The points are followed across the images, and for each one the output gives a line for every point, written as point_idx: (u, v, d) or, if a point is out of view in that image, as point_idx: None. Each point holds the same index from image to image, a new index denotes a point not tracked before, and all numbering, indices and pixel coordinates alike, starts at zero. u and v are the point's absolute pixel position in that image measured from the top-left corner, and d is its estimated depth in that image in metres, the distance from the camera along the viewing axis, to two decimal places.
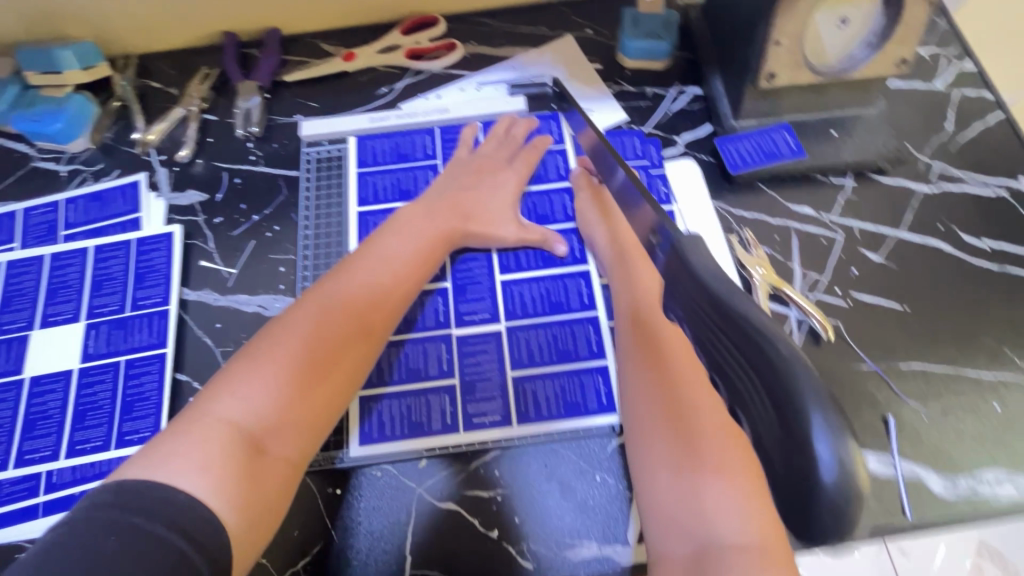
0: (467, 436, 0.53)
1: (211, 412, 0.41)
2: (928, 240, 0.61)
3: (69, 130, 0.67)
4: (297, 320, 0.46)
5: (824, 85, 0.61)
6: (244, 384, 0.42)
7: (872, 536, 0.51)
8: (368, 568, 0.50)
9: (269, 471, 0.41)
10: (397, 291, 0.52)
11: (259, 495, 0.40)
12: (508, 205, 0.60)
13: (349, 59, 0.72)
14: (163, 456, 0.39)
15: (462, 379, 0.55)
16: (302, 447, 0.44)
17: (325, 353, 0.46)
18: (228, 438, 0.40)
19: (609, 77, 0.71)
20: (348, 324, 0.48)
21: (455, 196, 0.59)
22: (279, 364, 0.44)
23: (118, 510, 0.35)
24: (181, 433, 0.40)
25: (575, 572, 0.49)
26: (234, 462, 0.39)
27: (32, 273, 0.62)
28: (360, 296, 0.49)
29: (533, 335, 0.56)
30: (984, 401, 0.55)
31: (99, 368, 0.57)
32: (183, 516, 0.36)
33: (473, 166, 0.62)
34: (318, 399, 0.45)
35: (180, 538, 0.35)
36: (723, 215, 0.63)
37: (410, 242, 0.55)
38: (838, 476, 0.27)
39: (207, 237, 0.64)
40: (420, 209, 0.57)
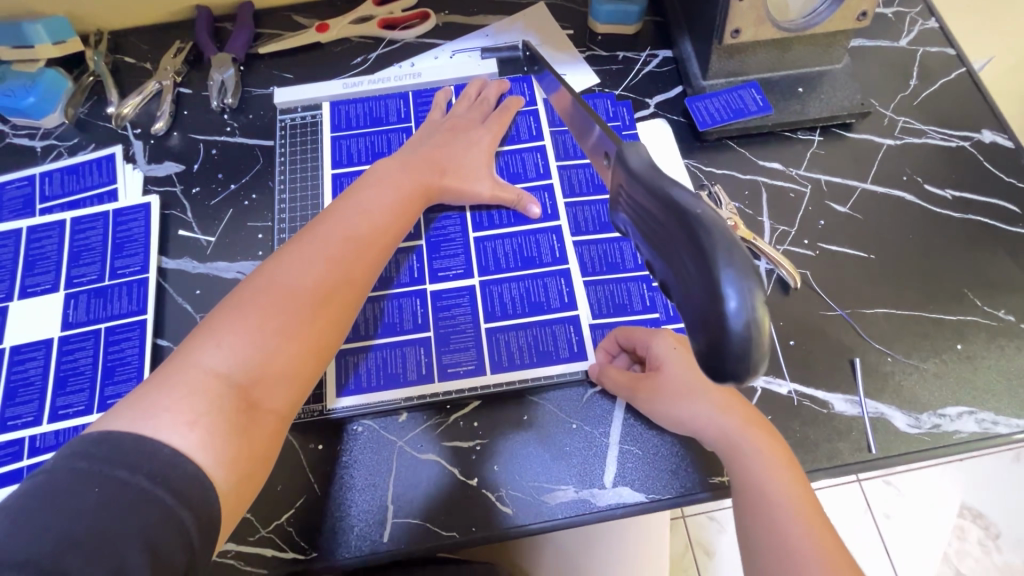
0: (444, 385, 0.54)
1: (195, 363, 0.40)
2: (893, 191, 0.63)
3: (42, 104, 0.67)
4: (280, 272, 0.45)
5: (789, 42, 0.63)
6: (229, 335, 0.41)
7: (840, 472, 0.52)
8: (351, 518, 0.51)
9: (260, 423, 0.41)
10: (380, 242, 0.51)
11: (249, 448, 0.40)
12: (482, 162, 0.61)
13: (323, 30, 0.72)
14: (149, 405, 0.37)
15: (438, 331, 0.56)
16: (292, 398, 0.44)
17: (311, 305, 0.45)
18: (215, 389, 0.39)
19: (581, 42, 0.72)
20: (334, 276, 0.46)
21: (431, 152, 0.59)
22: (265, 316, 0.43)
23: (100, 464, 0.33)
24: (165, 387, 0.39)
25: (553, 515, 0.51)
26: (226, 415, 0.39)
27: (10, 246, 0.62)
28: (343, 249, 0.48)
29: (507, 287, 0.58)
30: (947, 341, 0.56)
31: (80, 336, 0.58)
32: (172, 470, 0.35)
33: (447, 125, 0.62)
34: (307, 351, 0.44)
35: (167, 493, 0.34)
36: (694, 171, 0.65)
37: (391, 195, 0.53)
38: (745, 320, 0.26)
39: (185, 207, 0.65)
40: (397, 163, 0.56)
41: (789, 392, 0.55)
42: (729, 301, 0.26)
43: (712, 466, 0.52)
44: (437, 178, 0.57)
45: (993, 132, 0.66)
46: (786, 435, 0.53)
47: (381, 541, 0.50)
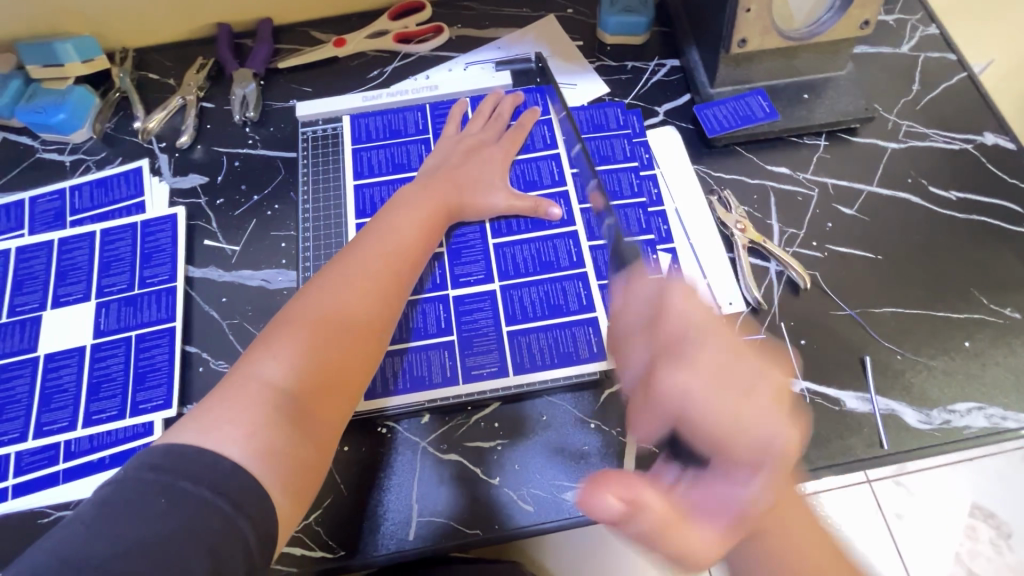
0: (468, 387, 0.56)
1: (253, 377, 0.45)
2: (899, 193, 0.65)
3: (71, 120, 0.69)
4: (322, 292, 0.51)
5: (793, 50, 0.65)
6: (281, 352, 0.47)
7: (853, 467, 0.54)
8: (379, 516, 0.52)
9: (312, 434, 0.46)
10: (409, 259, 0.56)
11: (303, 455, 0.44)
12: (498, 176, 0.63)
13: (340, 45, 0.75)
14: (215, 419, 0.42)
15: (461, 335, 0.58)
16: (339, 409, 0.48)
17: (352, 321, 0.50)
18: (271, 402, 0.44)
19: (590, 53, 0.74)
20: (368, 293, 0.52)
21: (450, 173, 0.62)
22: (310, 335, 0.48)
23: (167, 476, 0.38)
24: (228, 400, 0.44)
25: (574, 512, 0.52)
26: (280, 426, 0.44)
27: (42, 257, 0.64)
28: (376, 268, 0.53)
29: (525, 292, 0.59)
30: (955, 339, 0.58)
31: (111, 343, 0.60)
32: (232, 481, 0.39)
33: (462, 144, 0.64)
34: (351, 361, 0.49)
35: (226, 503, 0.38)
36: (704, 177, 0.66)
37: (415, 216, 0.58)
38: None
39: (210, 218, 0.67)
40: (418, 188, 0.60)
41: (802, 390, 0.56)
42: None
43: None
44: (458, 196, 0.60)
45: (995, 134, 0.68)
46: None
47: (408, 539, 0.51)
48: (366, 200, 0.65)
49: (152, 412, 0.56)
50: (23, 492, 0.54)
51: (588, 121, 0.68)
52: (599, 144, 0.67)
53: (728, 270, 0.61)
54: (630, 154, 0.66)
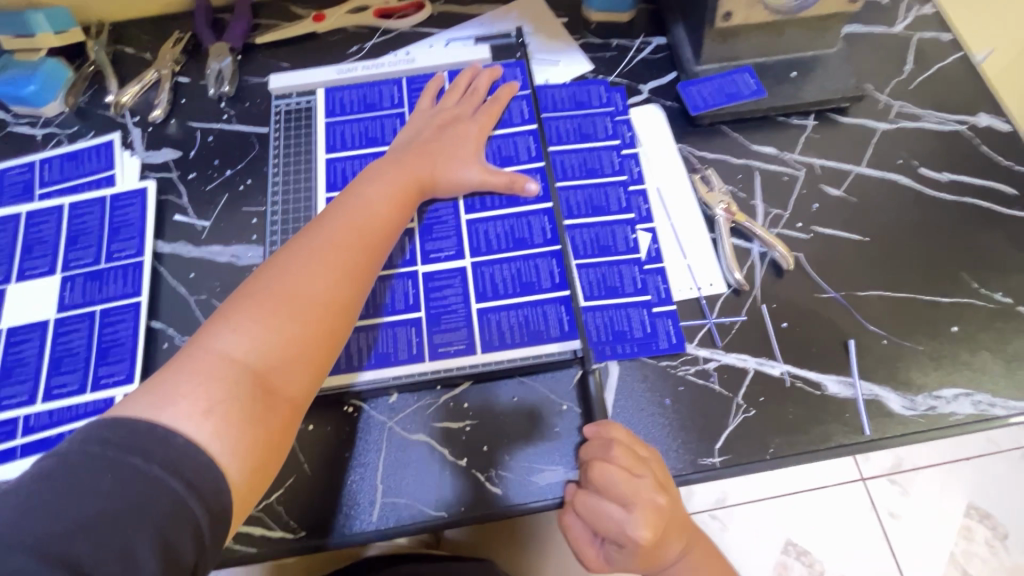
0: (433, 365, 0.54)
1: (210, 349, 0.41)
2: (889, 174, 0.63)
3: (42, 93, 0.68)
4: (289, 261, 0.46)
5: (781, 25, 0.63)
6: (241, 322, 0.42)
7: (834, 454, 0.52)
8: (343, 496, 0.51)
9: (276, 411, 0.42)
10: (382, 230, 0.52)
11: (267, 430, 0.41)
12: (473, 150, 0.61)
13: (319, 20, 0.73)
14: (168, 393, 0.38)
15: (428, 313, 0.56)
16: (308, 385, 0.44)
17: (323, 289, 0.46)
18: (231, 375, 0.40)
19: (575, 30, 0.72)
20: (339, 261, 0.47)
21: (423, 147, 0.59)
22: (277, 303, 0.44)
23: (113, 453, 0.34)
24: (181, 373, 0.39)
25: (544, 495, 0.51)
26: (242, 402, 0.40)
27: (8, 230, 0.63)
28: (348, 237, 0.49)
29: (496, 269, 0.58)
30: (943, 323, 0.56)
31: (75, 317, 0.58)
32: (183, 459, 0.36)
33: (436, 119, 0.62)
34: (324, 332, 0.45)
35: (178, 483, 0.34)
36: (687, 156, 0.64)
37: (387, 187, 0.55)
38: None
39: (181, 193, 0.65)
40: (388, 162, 0.57)
41: (782, 373, 0.54)
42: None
43: (703, 447, 0.52)
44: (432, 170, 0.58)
45: (990, 115, 0.65)
46: (778, 417, 0.53)
47: (371, 520, 0.50)
48: (337, 175, 0.63)
49: (114, 387, 0.55)
50: None
51: (569, 98, 0.67)
52: (579, 121, 0.65)
53: (710, 250, 0.59)
54: (612, 131, 0.64)
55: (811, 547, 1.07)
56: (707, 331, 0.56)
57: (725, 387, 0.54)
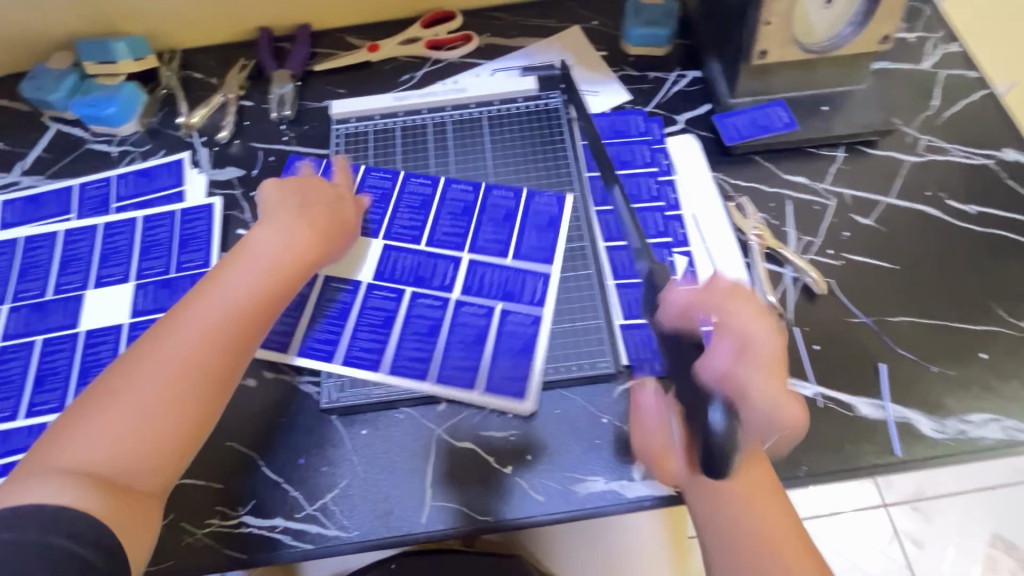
0: (444, 389, 0.57)
1: (63, 450, 0.43)
2: (917, 206, 0.65)
3: (121, 115, 0.73)
4: (141, 369, 0.47)
5: (813, 62, 0.66)
6: (86, 431, 0.44)
7: (866, 474, 0.54)
8: (393, 499, 0.54)
9: (127, 500, 0.43)
10: (248, 320, 0.51)
11: (130, 516, 0.43)
12: (324, 224, 0.60)
13: (374, 51, 0.79)
14: (14, 494, 0.41)
15: (403, 354, 0.59)
16: (163, 477, 0.45)
17: (166, 395, 0.46)
18: (79, 471, 0.42)
19: (614, 63, 0.77)
20: (192, 363, 0.47)
21: (286, 224, 0.59)
22: (125, 403, 0.45)
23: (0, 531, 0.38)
24: (38, 469, 0.43)
25: (585, 504, 0.53)
26: (86, 491, 0.41)
27: (87, 240, 0.68)
28: (208, 336, 0.49)
29: (527, 278, 0.62)
30: (972, 350, 0.58)
31: (147, 322, 0.63)
32: (69, 519, 0.40)
33: (290, 199, 0.61)
34: (177, 423, 0.46)
35: (61, 537, 0.39)
36: (721, 184, 0.68)
37: (248, 273, 0.53)
38: None
39: (244, 209, 0.70)
40: (252, 242, 0.56)
41: (815, 394, 0.56)
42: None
43: None
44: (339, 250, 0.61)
45: (1016, 150, 0.68)
46: (810, 434, 0.55)
47: (421, 522, 0.53)
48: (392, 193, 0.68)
49: None
50: None
51: (608, 127, 0.70)
52: (619, 149, 0.69)
53: (745, 274, 0.62)
54: (649, 159, 0.68)
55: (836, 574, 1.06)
56: None
57: None
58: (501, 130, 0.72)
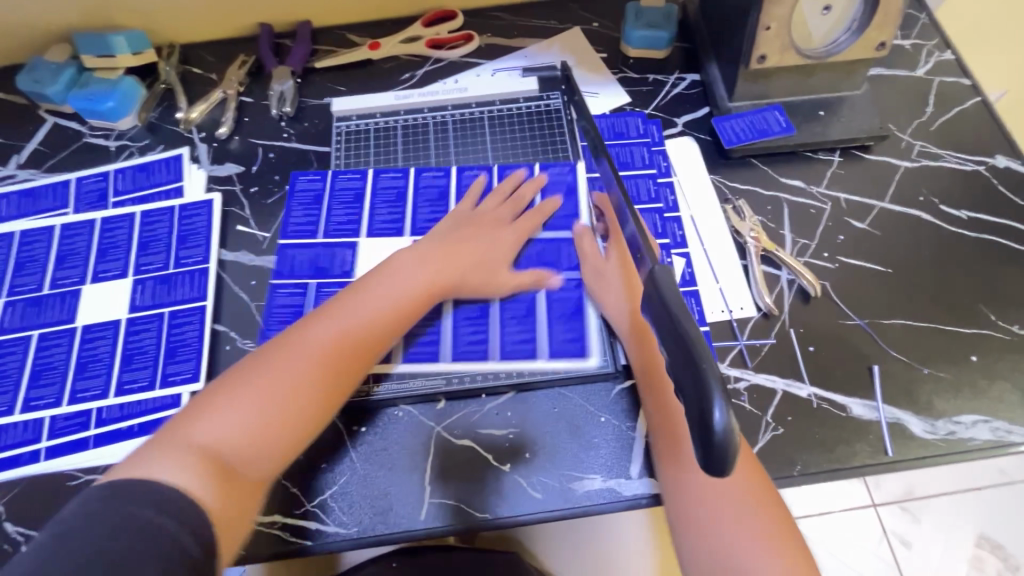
0: (554, 362, 0.58)
1: (190, 430, 0.44)
2: (911, 210, 0.66)
3: (119, 108, 0.73)
4: (261, 367, 0.47)
5: (811, 68, 0.67)
6: (218, 408, 0.45)
7: (859, 473, 0.55)
8: (392, 495, 0.54)
9: (239, 489, 0.43)
10: (378, 333, 0.53)
11: (232, 505, 0.42)
12: (509, 252, 0.61)
13: (375, 48, 0.78)
14: (139, 462, 0.42)
15: (508, 341, 0.59)
16: (272, 470, 0.46)
17: (302, 390, 0.47)
18: (202, 453, 0.43)
19: (614, 64, 0.77)
20: (325, 364, 0.49)
21: (455, 244, 0.60)
22: (258, 397, 0.46)
23: (114, 502, 0.37)
24: (162, 443, 0.43)
25: (581, 502, 0.54)
26: (205, 473, 0.42)
27: (84, 235, 0.68)
28: (342, 341, 0.50)
29: (563, 245, 0.63)
30: (962, 352, 0.59)
31: (145, 318, 0.63)
32: (175, 504, 0.39)
33: (473, 217, 0.63)
34: (301, 420, 0.47)
35: (173, 522, 0.38)
36: (719, 186, 0.69)
37: (391, 286, 0.55)
38: (724, 427, 0.29)
39: (243, 206, 0.70)
40: (409, 259, 0.58)
41: (809, 395, 0.57)
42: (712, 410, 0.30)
43: None
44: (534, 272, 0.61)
45: (1007, 157, 0.69)
46: (804, 435, 0.56)
47: (419, 519, 0.53)
48: (392, 192, 0.68)
49: (181, 385, 0.59)
50: (57, 453, 0.57)
51: (608, 128, 0.71)
52: (619, 150, 0.70)
53: (742, 276, 0.63)
54: (648, 161, 0.69)
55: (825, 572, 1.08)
56: (738, 352, 0.59)
57: (754, 405, 0.57)
58: (502, 130, 0.73)
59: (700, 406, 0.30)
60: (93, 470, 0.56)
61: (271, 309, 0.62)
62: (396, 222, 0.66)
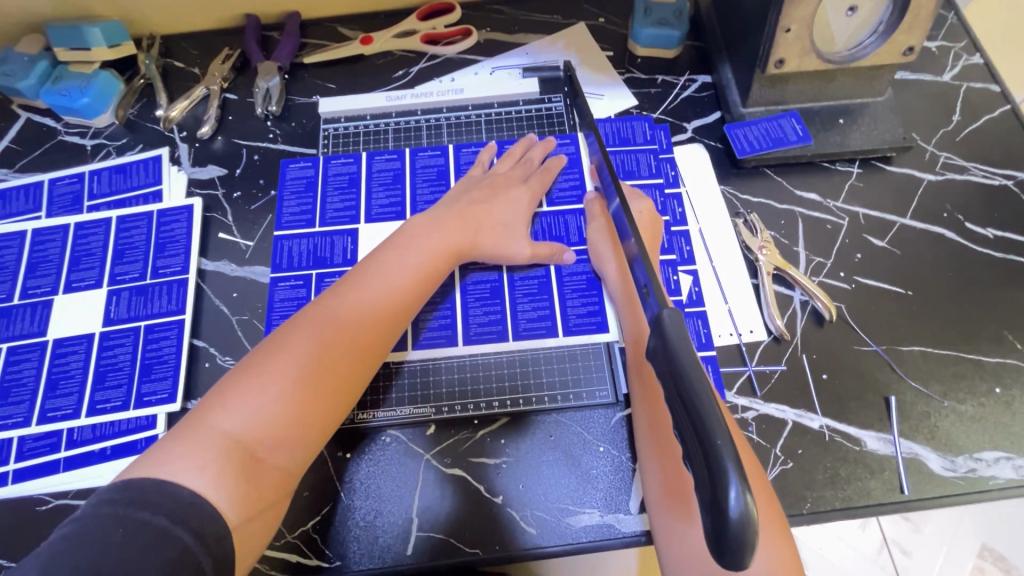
0: (568, 339, 0.57)
1: (207, 422, 0.41)
2: (933, 227, 0.62)
3: (95, 105, 0.69)
4: (282, 350, 0.45)
5: (832, 73, 0.63)
6: (240, 394, 0.43)
7: (872, 512, 0.51)
8: (376, 529, 0.51)
9: (266, 478, 0.42)
10: (398, 310, 0.51)
11: (257, 498, 0.41)
12: (522, 220, 0.60)
13: (367, 43, 0.74)
14: (162, 455, 0.39)
15: (521, 319, 0.58)
16: (300, 458, 0.44)
17: (328, 365, 0.46)
18: (227, 448, 0.40)
19: (620, 64, 0.73)
20: (347, 344, 0.47)
21: (468, 211, 0.58)
22: (281, 378, 0.44)
23: (125, 505, 0.35)
24: (181, 440, 0.40)
25: (577, 538, 0.51)
26: (231, 467, 0.40)
27: (57, 241, 0.64)
28: (365, 318, 0.49)
29: (570, 218, 0.63)
30: (985, 383, 0.55)
31: (120, 332, 0.59)
32: (192, 513, 0.36)
33: (488, 183, 0.61)
34: (330, 399, 0.45)
35: (185, 532, 0.35)
36: (730, 199, 0.64)
37: (409, 258, 0.54)
38: (740, 513, 0.27)
39: (226, 211, 0.66)
40: (424, 228, 0.56)
41: (821, 427, 0.54)
42: (728, 491, 0.27)
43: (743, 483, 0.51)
44: (550, 247, 0.59)
45: None
46: (816, 470, 0.52)
47: (406, 554, 0.50)
48: (381, 198, 0.65)
49: (156, 405, 0.56)
50: (25, 477, 0.54)
51: (613, 133, 0.67)
52: (624, 157, 0.66)
53: (752, 297, 0.59)
54: (654, 170, 0.65)
55: None
56: (747, 378, 0.56)
57: (763, 437, 0.54)
58: (499, 134, 0.68)
59: (714, 485, 0.28)
60: (62, 497, 0.53)
61: (272, 305, 0.60)
62: (395, 206, 0.64)
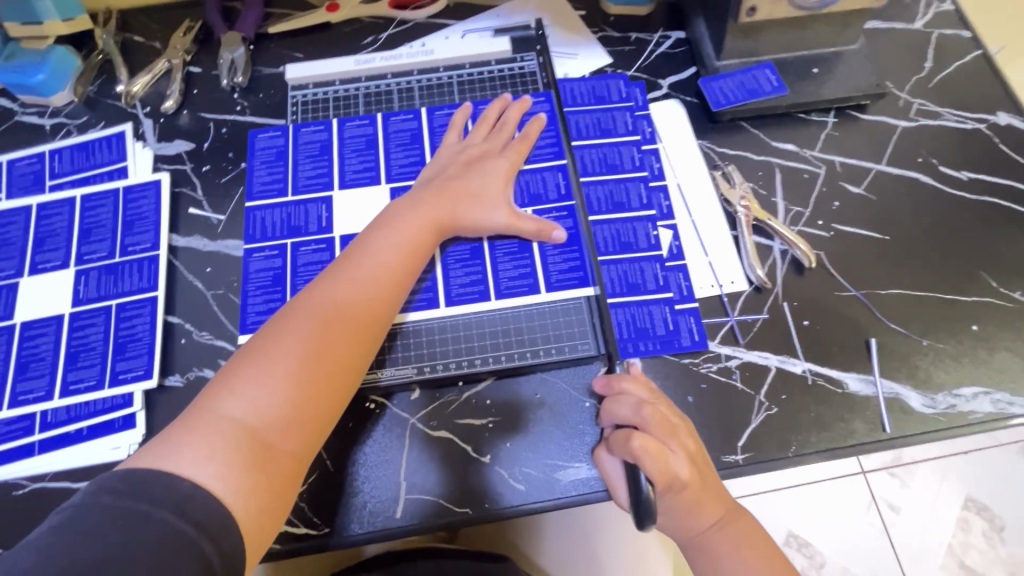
0: (550, 295, 0.57)
1: (213, 410, 0.40)
2: (908, 173, 0.63)
3: (51, 82, 0.66)
4: (282, 335, 0.44)
5: (804, 21, 0.62)
6: (243, 381, 0.42)
7: (856, 451, 0.52)
8: (363, 493, 0.51)
9: (276, 464, 0.41)
10: (394, 287, 0.50)
11: (268, 486, 0.40)
12: (502, 190, 0.59)
13: (333, 10, 0.72)
14: (169, 444, 0.38)
15: (503, 278, 0.58)
16: (309, 443, 0.43)
17: (331, 348, 0.45)
18: (234, 435, 0.40)
19: (593, 23, 0.72)
20: (348, 325, 0.46)
21: (448, 185, 0.57)
22: (283, 362, 0.43)
23: (126, 498, 0.34)
24: (186, 429, 0.39)
25: (566, 492, 0.51)
26: (240, 456, 0.39)
27: (19, 223, 0.62)
28: (363, 298, 0.48)
29: (548, 175, 0.62)
30: (962, 322, 0.56)
31: (90, 312, 0.58)
32: (193, 501, 0.35)
33: (465, 153, 0.60)
34: (335, 381, 0.45)
35: (187, 525, 0.34)
36: (708, 152, 0.64)
37: (402, 236, 0.53)
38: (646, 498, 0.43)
39: (195, 185, 0.64)
40: (407, 204, 0.55)
41: (804, 371, 0.54)
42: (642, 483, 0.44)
43: (737, 430, 0.52)
44: (536, 223, 0.58)
45: (1010, 114, 0.65)
46: (801, 414, 0.53)
47: (394, 517, 0.50)
48: (353, 165, 0.63)
49: (131, 383, 0.54)
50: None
51: (588, 92, 0.66)
52: (600, 116, 0.65)
53: (732, 249, 0.59)
54: (631, 127, 0.64)
55: (814, 539, 1.04)
56: (729, 328, 0.56)
57: (747, 384, 0.54)
58: (472, 96, 0.67)
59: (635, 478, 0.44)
60: (39, 480, 0.52)
61: (248, 277, 0.59)
62: (369, 171, 0.63)
